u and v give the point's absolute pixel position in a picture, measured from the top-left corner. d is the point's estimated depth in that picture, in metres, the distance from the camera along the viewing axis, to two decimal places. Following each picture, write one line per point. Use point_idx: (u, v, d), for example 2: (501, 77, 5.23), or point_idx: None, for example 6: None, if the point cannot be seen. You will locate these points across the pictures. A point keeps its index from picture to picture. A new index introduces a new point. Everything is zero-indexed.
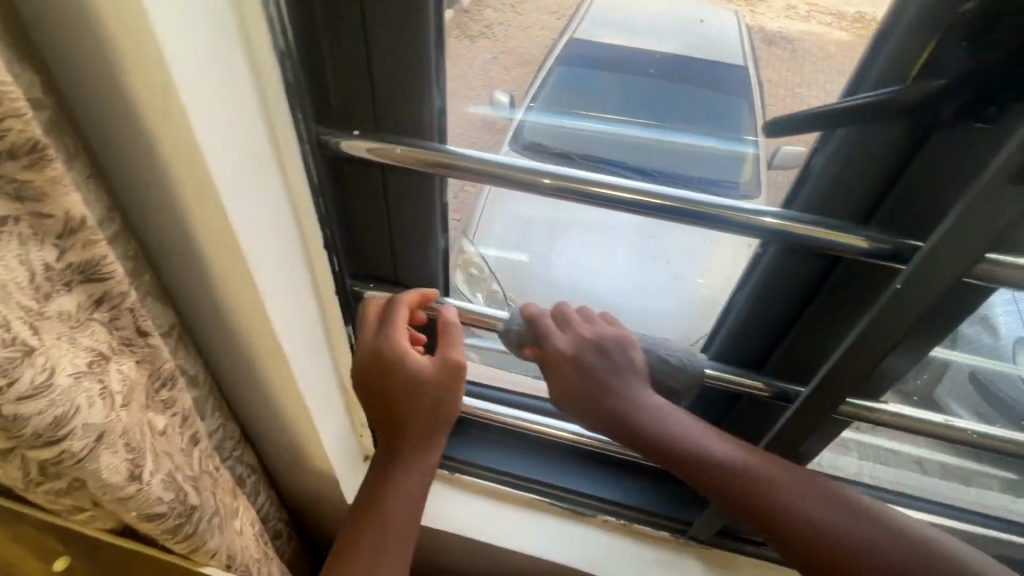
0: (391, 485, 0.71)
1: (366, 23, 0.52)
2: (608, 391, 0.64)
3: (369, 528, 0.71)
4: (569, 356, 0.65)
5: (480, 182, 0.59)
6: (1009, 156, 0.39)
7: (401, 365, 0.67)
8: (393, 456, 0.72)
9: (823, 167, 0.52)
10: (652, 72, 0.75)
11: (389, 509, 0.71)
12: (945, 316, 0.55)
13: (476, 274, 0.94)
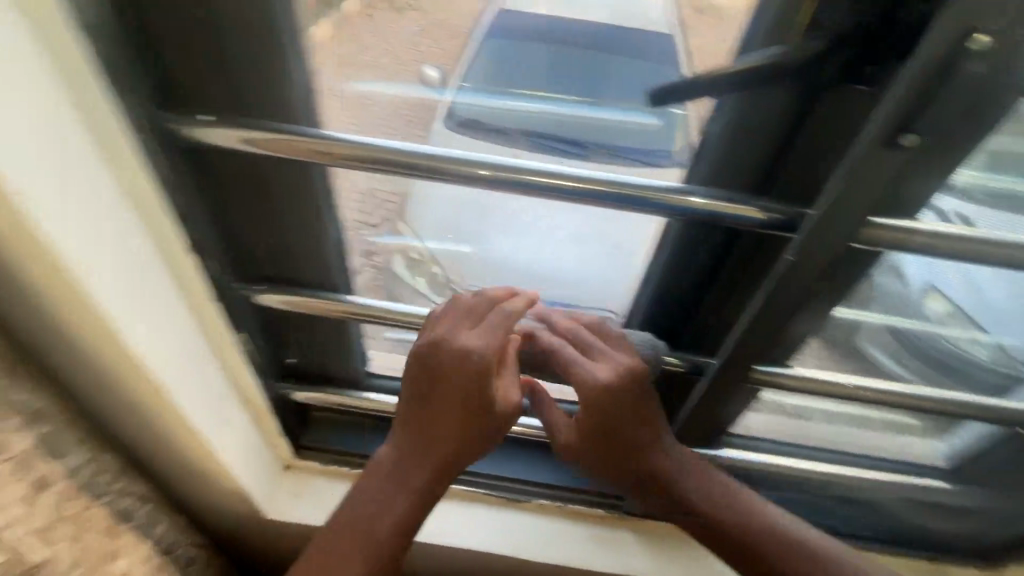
0: (393, 499, 0.68)
1: None
2: (616, 418, 0.67)
3: (354, 545, 0.66)
4: (600, 386, 0.64)
5: (361, 169, 0.54)
6: (882, 120, 0.38)
7: (471, 372, 0.63)
8: (399, 467, 0.69)
9: (716, 137, 0.51)
10: (574, 40, 0.69)
11: (381, 528, 0.67)
12: (836, 281, 0.56)
13: (416, 259, 0.94)
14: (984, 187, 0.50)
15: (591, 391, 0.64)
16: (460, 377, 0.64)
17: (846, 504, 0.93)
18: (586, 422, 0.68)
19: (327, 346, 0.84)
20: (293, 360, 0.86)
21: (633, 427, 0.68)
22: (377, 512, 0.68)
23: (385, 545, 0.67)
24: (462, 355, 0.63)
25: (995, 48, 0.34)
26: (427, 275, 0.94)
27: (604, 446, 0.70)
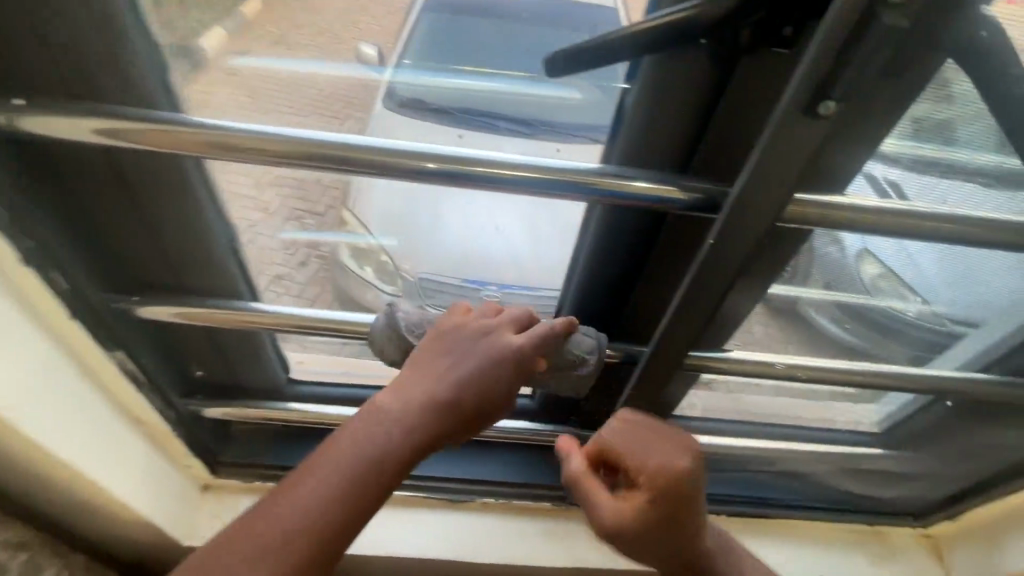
0: (360, 485, 0.50)
1: None
2: (675, 512, 0.58)
3: (283, 541, 0.47)
4: (667, 474, 0.57)
5: (231, 158, 0.47)
6: (798, 86, 0.34)
7: (510, 367, 0.56)
8: (382, 445, 0.51)
9: (631, 109, 0.46)
10: (524, 15, 0.67)
11: (330, 523, 0.48)
12: (762, 259, 0.54)
13: (362, 249, 0.90)
14: (911, 155, 0.47)
15: (656, 474, 0.57)
16: (504, 366, 0.55)
17: (790, 477, 0.93)
18: (663, 506, 0.57)
19: (238, 355, 0.76)
20: (200, 372, 0.77)
21: (698, 517, 0.59)
22: (332, 501, 0.49)
23: (323, 549, 0.48)
24: (504, 345, 0.56)
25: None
26: (376, 264, 0.90)
27: (663, 530, 0.59)
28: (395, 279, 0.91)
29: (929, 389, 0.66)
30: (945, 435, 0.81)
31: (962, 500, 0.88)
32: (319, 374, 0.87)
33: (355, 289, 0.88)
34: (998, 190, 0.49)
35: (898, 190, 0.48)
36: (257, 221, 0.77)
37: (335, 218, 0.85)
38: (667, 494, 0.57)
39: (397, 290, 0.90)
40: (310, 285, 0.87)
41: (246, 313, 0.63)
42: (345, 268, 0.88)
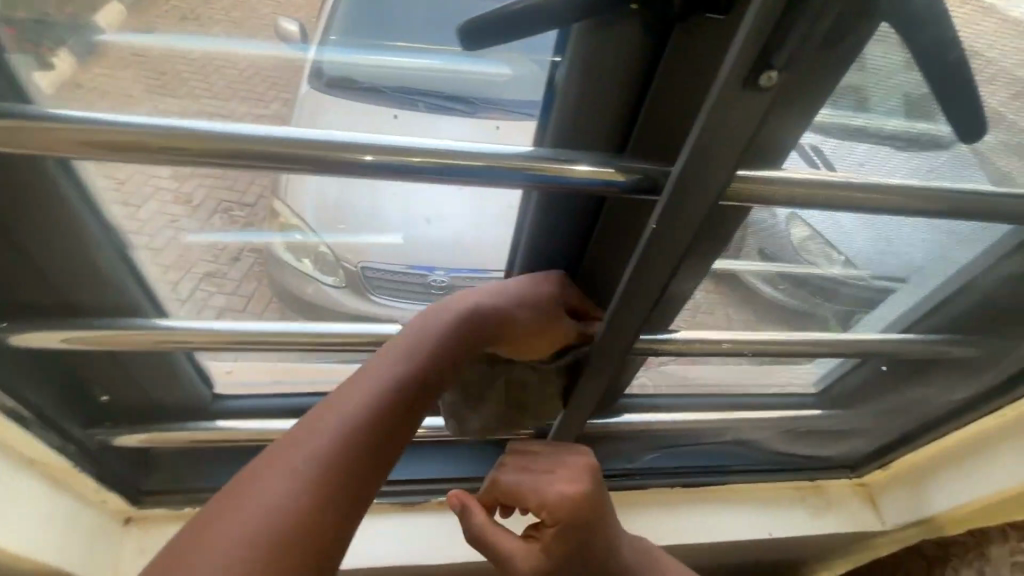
0: (377, 414, 0.47)
1: None
2: (582, 534, 0.61)
3: (292, 483, 0.43)
4: (565, 498, 0.60)
5: (97, 155, 0.39)
6: (738, 57, 0.31)
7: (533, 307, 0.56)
8: (399, 377, 0.50)
9: (564, 84, 0.43)
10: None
11: (348, 455, 0.45)
12: (705, 239, 0.52)
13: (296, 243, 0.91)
14: (837, 124, 0.47)
15: (554, 501, 0.60)
16: (526, 304, 0.56)
17: (739, 444, 0.96)
18: (571, 536, 0.60)
19: (150, 376, 0.68)
20: (106, 399, 0.68)
21: (606, 538, 0.63)
22: (346, 433, 0.46)
23: (337, 489, 0.44)
24: (527, 288, 0.56)
25: None
26: (314, 256, 0.93)
27: (578, 555, 0.62)
28: (337, 270, 0.96)
29: (861, 352, 0.68)
30: (876, 393, 0.85)
31: (892, 450, 0.94)
32: (251, 385, 0.80)
33: (295, 282, 0.90)
34: (907, 152, 0.50)
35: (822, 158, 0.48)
36: (178, 215, 0.72)
37: (264, 208, 0.80)
38: (574, 523, 0.60)
39: (337, 280, 0.97)
40: (245, 281, 0.86)
41: (149, 330, 0.56)
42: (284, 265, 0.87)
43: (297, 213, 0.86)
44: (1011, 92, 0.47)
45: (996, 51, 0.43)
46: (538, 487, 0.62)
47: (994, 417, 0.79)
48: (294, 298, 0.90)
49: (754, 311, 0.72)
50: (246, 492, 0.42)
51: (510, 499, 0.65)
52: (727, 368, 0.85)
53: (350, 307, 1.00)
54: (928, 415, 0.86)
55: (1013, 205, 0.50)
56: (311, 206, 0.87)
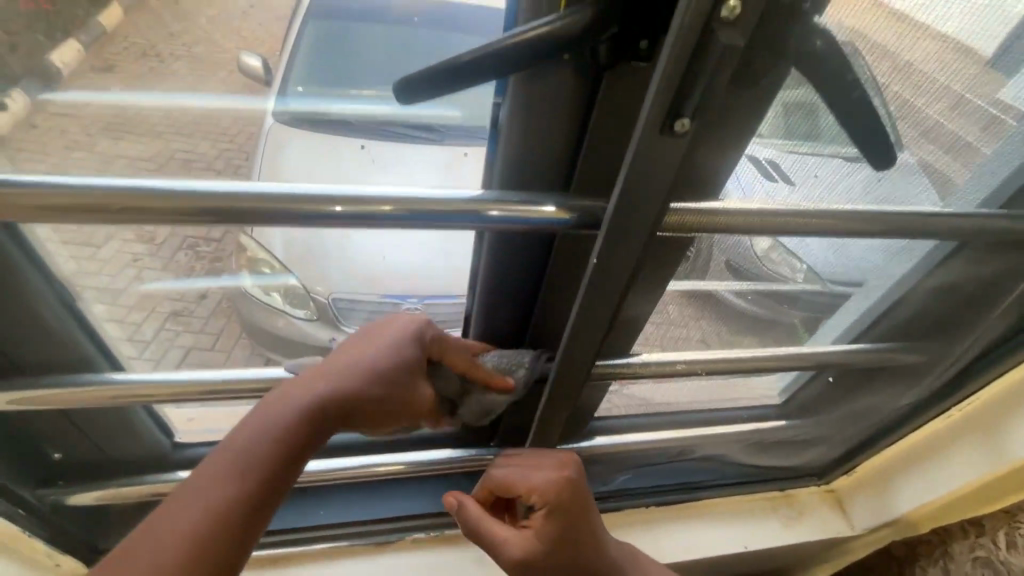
0: (264, 465, 0.46)
1: None
2: (572, 525, 0.61)
3: (177, 545, 0.42)
4: (552, 483, 0.61)
5: (36, 220, 0.39)
6: (652, 105, 0.33)
7: (414, 358, 0.54)
8: (287, 429, 0.48)
9: (506, 128, 0.44)
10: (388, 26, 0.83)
11: (232, 509, 0.44)
12: (654, 260, 0.55)
13: (265, 271, 0.92)
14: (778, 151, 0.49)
15: (542, 486, 0.61)
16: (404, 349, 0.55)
17: (710, 458, 0.98)
18: (563, 522, 0.61)
19: (111, 425, 0.66)
20: (59, 456, 0.66)
21: (595, 528, 0.63)
22: (227, 488, 0.44)
23: (235, 541, 0.44)
24: (404, 337, 0.54)
25: (746, 19, 0.30)
26: (283, 289, 0.95)
27: (570, 546, 0.61)
28: (307, 303, 0.99)
29: (811, 363, 0.71)
30: (831, 400, 0.89)
31: (856, 455, 0.96)
32: (216, 432, 0.78)
33: (265, 318, 0.91)
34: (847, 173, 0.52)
35: (783, 175, 0.51)
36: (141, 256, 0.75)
37: (232, 241, 0.86)
38: (566, 508, 0.61)
39: (309, 314, 0.99)
40: (212, 319, 0.87)
41: (99, 387, 0.55)
42: (250, 300, 0.89)
43: (266, 247, 0.93)
44: (947, 103, 0.51)
45: (927, 62, 0.47)
46: (529, 475, 0.63)
47: (937, 417, 0.83)
48: (267, 334, 0.91)
49: (729, 327, 0.74)
50: (139, 548, 0.41)
51: (504, 492, 0.65)
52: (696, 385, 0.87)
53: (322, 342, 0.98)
54: (885, 420, 0.89)
55: (933, 221, 0.53)
56: (281, 245, 0.96)
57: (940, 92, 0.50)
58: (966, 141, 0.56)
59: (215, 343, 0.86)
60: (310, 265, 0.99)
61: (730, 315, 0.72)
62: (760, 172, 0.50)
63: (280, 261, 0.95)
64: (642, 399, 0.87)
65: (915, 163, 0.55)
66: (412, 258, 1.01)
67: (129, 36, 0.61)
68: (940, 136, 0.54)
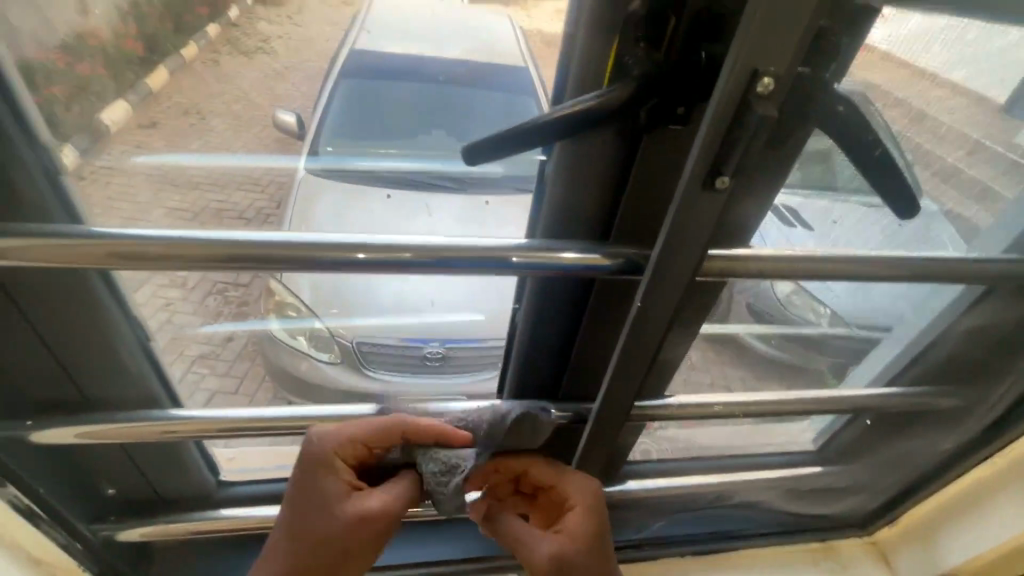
0: None
1: None
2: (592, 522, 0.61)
3: None
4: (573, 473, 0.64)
5: (133, 266, 0.43)
6: (695, 164, 0.37)
7: (321, 475, 0.56)
8: None
9: (552, 185, 0.49)
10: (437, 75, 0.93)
11: None
12: (689, 304, 0.57)
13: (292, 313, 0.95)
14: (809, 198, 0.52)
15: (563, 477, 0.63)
16: (329, 490, 0.56)
17: (744, 506, 0.96)
18: (588, 523, 0.60)
19: (165, 462, 0.69)
20: (112, 491, 0.70)
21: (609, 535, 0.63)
22: None
23: None
24: (305, 465, 0.57)
25: (775, 93, 0.34)
26: (309, 334, 0.99)
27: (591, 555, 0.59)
28: (331, 346, 1.04)
29: (844, 408, 0.71)
30: (868, 446, 0.88)
31: (898, 505, 0.93)
32: (257, 472, 0.80)
33: (291, 361, 0.95)
34: None
35: (799, 221, 0.58)
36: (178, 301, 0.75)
37: (259, 287, 0.88)
38: (593, 509, 0.61)
39: (332, 357, 1.04)
40: (238, 360, 0.89)
41: (167, 423, 0.57)
42: (278, 343, 0.92)
43: (294, 291, 0.96)
44: (929, 133, 0.58)
45: None
46: (565, 470, 0.63)
47: (982, 465, 0.80)
48: (291, 377, 0.94)
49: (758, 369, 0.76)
50: None
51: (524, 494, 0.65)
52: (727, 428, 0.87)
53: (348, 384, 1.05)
54: (925, 467, 0.87)
55: (959, 264, 0.55)
56: (308, 290, 0.98)
57: (917, 118, 0.56)
58: (952, 165, 0.62)
59: (238, 387, 0.86)
60: (344, 311, 1.03)
61: None
62: (779, 220, 0.56)
63: (307, 305, 0.98)
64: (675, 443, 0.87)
65: None
66: (439, 298, 1.05)
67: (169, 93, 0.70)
68: (929, 162, 0.60)
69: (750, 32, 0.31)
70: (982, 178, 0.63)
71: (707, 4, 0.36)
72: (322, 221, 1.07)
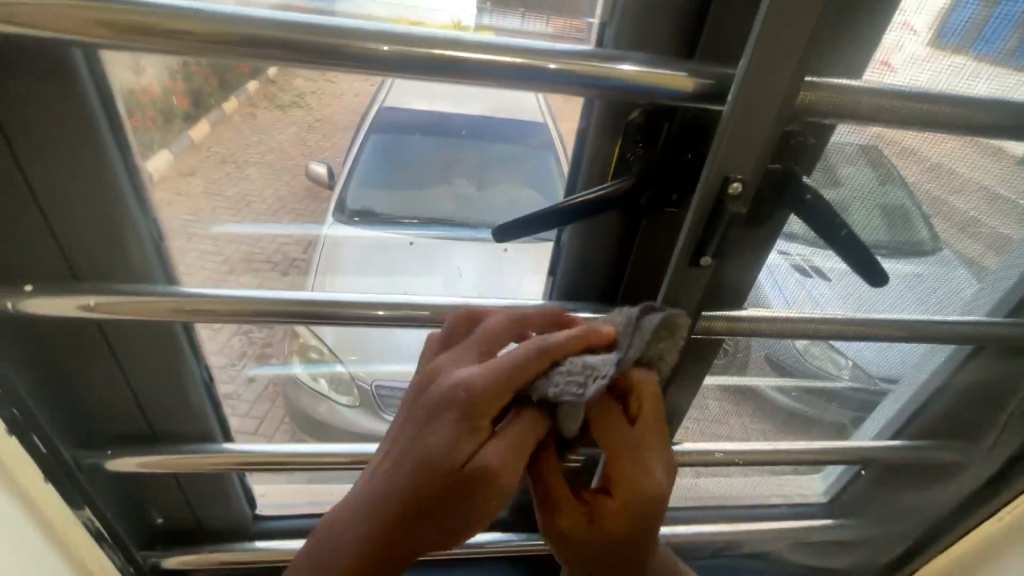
0: (374, 529, 0.48)
1: (31, 175, 0.46)
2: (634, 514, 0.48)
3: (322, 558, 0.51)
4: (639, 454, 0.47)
5: (207, 320, 0.51)
6: (683, 246, 0.45)
7: (461, 416, 0.45)
8: (382, 508, 0.48)
9: (565, 253, 0.57)
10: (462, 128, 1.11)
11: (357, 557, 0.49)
12: (693, 357, 0.63)
13: (315, 355, 1.06)
14: (813, 265, 0.57)
15: (629, 457, 0.47)
16: (466, 436, 0.45)
17: (752, 557, 0.97)
18: (629, 527, 0.48)
19: (209, 496, 0.76)
20: (161, 520, 0.76)
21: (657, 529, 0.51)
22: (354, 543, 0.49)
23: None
24: (447, 394, 0.45)
25: (747, 191, 0.42)
26: (330, 376, 1.07)
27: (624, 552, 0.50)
28: (351, 390, 1.08)
29: (850, 458, 0.75)
30: (878, 501, 0.89)
31: (911, 562, 0.93)
32: (287, 508, 0.86)
33: (310, 403, 1.04)
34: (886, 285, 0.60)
35: (819, 273, 0.58)
36: (223, 346, 0.85)
37: (285, 330, 1.01)
38: (638, 514, 0.48)
39: (352, 400, 1.08)
40: (257, 404, 0.97)
41: (220, 455, 0.64)
42: (299, 385, 1.02)
43: (318, 335, 1.07)
44: (946, 185, 0.53)
45: (958, 163, 0.52)
46: (636, 462, 0.47)
47: (992, 515, 0.82)
48: (309, 417, 1.03)
49: (767, 420, 0.80)
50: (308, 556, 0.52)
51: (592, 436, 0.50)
52: (736, 479, 0.91)
53: (363, 427, 1.06)
54: (938, 523, 0.87)
55: (940, 327, 0.60)
56: (331, 335, 1.09)
57: (933, 170, 0.52)
58: (973, 216, 0.56)
59: (258, 427, 0.94)
60: (371, 357, 1.10)
61: (768, 409, 0.78)
62: (796, 271, 0.58)
63: (329, 348, 1.08)
64: (685, 491, 0.91)
65: (956, 260, 0.59)
66: None
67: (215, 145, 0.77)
68: (944, 214, 0.55)
69: (726, 145, 0.40)
70: (1000, 229, 0.58)
71: (693, 117, 0.45)
72: (347, 266, 1.10)
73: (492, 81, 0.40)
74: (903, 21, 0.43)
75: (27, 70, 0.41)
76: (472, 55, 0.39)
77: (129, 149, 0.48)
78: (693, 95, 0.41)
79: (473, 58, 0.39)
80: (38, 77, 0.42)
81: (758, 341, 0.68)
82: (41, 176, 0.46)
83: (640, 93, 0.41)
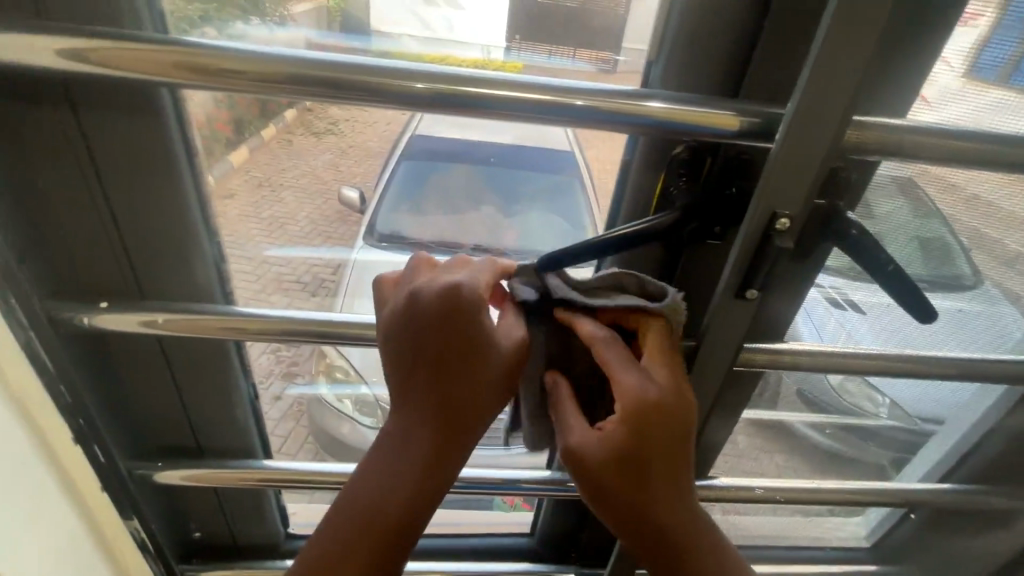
0: (397, 454, 0.46)
1: (111, 200, 0.50)
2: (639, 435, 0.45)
3: (341, 509, 0.47)
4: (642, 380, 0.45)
5: (261, 339, 0.54)
6: (728, 278, 0.45)
7: (464, 317, 0.45)
8: (404, 429, 0.46)
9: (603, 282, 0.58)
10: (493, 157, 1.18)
11: (386, 490, 0.46)
12: (731, 388, 0.63)
13: (341, 375, 1.02)
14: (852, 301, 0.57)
15: (626, 375, 0.45)
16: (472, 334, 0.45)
17: None
18: (636, 444, 0.45)
19: (244, 512, 0.77)
20: (198, 534, 0.78)
21: (671, 451, 0.46)
22: (377, 477, 0.47)
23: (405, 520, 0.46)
24: (442, 301, 0.44)
25: (794, 226, 0.42)
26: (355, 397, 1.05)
27: (639, 476, 0.46)
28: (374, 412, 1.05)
29: (896, 500, 0.72)
30: (926, 548, 0.85)
31: None
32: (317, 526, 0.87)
33: (333, 422, 1.04)
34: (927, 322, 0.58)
35: (856, 307, 0.57)
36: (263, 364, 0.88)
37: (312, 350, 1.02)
38: (640, 427, 0.44)
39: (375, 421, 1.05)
40: (284, 420, 1.00)
41: (257, 470, 0.65)
42: (323, 405, 1.02)
43: (344, 355, 1.03)
44: (994, 222, 0.53)
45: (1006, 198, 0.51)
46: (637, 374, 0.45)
47: None
48: (332, 437, 1.03)
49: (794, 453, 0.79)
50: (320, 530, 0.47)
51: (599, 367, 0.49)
52: None
53: None
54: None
55: (993, 365, 0.58)
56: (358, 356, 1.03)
57: (979, 204, 0.51)
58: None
59: (281, 445, 1.00)
60: None
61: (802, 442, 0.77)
62: (831, 305, 0.57)
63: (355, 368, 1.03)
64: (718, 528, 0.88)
65: (1004, 296, 0.58)
66: None
67: (257, 171, 0.82)
68: (991, 249, 0.54)
69: (774, 180, 0.41)
70: None
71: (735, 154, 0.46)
72: None
73: (533, 116, 0.43)
74: (944, 56, 0.43)
75: (119, 108, 0.45)
76: (511, 94, 0.41)
77: (199, 177, 0.52)
78: (739, 133, 0.42)
79: (522, 96, 0.41)
80: (123, 112, 0.45)
81: (796, 375, 0.67)
82: (121, 201, 0.50)
83: (686, 128, 0.42)
